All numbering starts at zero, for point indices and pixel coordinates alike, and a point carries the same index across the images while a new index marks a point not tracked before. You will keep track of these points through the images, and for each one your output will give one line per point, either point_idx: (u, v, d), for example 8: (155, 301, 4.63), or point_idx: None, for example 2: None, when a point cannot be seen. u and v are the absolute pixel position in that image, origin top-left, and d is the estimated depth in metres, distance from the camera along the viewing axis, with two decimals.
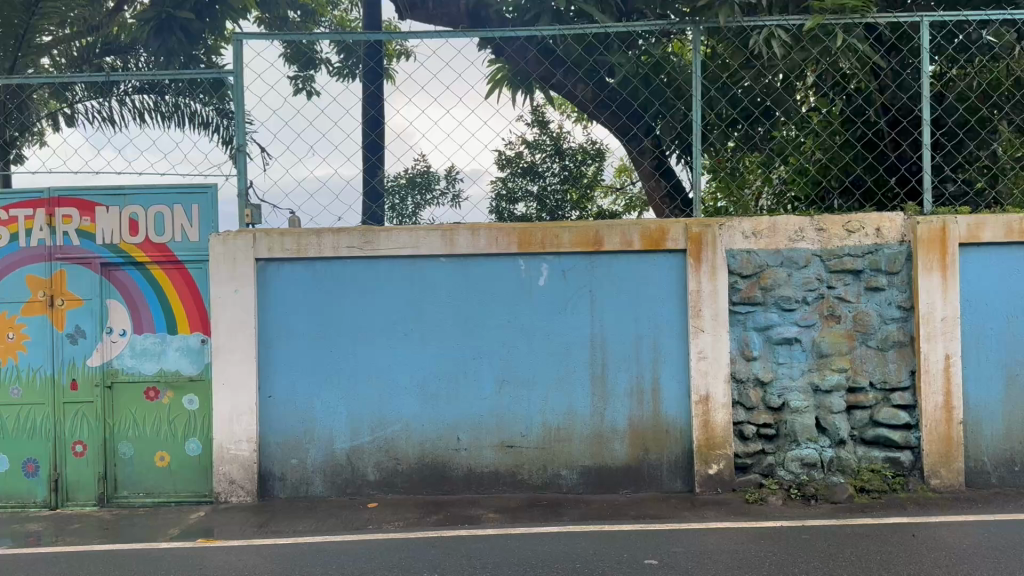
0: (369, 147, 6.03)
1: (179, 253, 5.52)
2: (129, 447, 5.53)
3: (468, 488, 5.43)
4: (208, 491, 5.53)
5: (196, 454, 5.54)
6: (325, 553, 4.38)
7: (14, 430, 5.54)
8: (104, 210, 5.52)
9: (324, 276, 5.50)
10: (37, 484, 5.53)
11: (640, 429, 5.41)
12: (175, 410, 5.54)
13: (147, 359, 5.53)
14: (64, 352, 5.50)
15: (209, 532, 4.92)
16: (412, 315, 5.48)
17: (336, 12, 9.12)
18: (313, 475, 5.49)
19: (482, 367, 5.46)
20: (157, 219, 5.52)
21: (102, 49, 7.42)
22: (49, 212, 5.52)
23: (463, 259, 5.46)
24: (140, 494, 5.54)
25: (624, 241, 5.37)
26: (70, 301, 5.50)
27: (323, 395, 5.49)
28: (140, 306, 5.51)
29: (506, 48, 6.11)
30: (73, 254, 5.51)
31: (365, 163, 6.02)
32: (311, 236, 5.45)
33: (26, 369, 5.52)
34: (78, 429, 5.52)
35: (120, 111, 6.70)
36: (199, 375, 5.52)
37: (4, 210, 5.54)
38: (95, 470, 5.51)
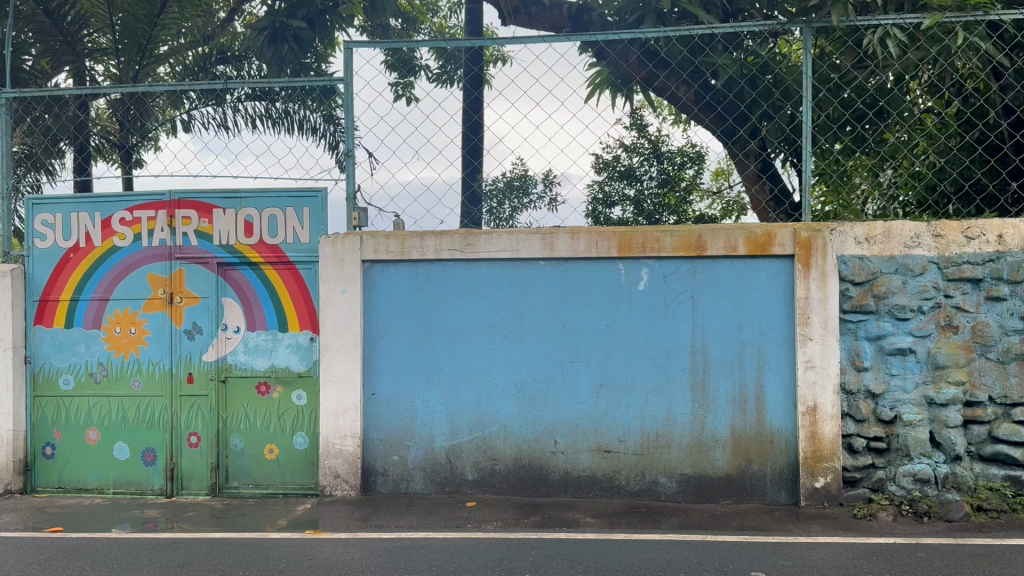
0: (470, 151, 6.12)
1: (291, 254, 5.73)
2: (241, 439, 5.77)
3: (564, 491, 5.44)
4: (313, 484, 5.71)
5: (303, 448, 5.73)
6: (428, 549, 4.45)
7: (135, 420, 5.85)
8: (221, 212, 5.78)
9: (426, 278, 5.60)
10: (155, 473, 5.84)
11: (742, 438, 5.30)
12: (284, 405, 5.74)
13: (259, 355, 5.75)
14: (182, 347, 5.79)
15: (315, 524, 5.08)
16: (510, 317, 5.52)
17: (434, 19, 9.36)
18: (413, 472, 5.60)
19: (579, 371, 5.45)
20: (271, 221, 5.74)
21: (216, 58, 7.75)
22: (169, 213, 5.81)
23: (564, 263, 5.47)
24: (250, 485, 5.77)
25: (729, 246, 5.27)
26: (188, 298, 5.78)
27: (424, 394, 5.59)
28: (252, 304, 5.75)
29: (608, 50, 6.06)
30: (192, 253, 5.78)
31: (466, 167, 6.12)
32: (415, 238, 5.56)
33: (146, 363, 5.83)
34: (193, 421, 5.79)
35: (234, 117, 7.03)
36: (307, 372, 5.72)
37: (128, 211, 5.86)
38: (208, 460, 5.77)
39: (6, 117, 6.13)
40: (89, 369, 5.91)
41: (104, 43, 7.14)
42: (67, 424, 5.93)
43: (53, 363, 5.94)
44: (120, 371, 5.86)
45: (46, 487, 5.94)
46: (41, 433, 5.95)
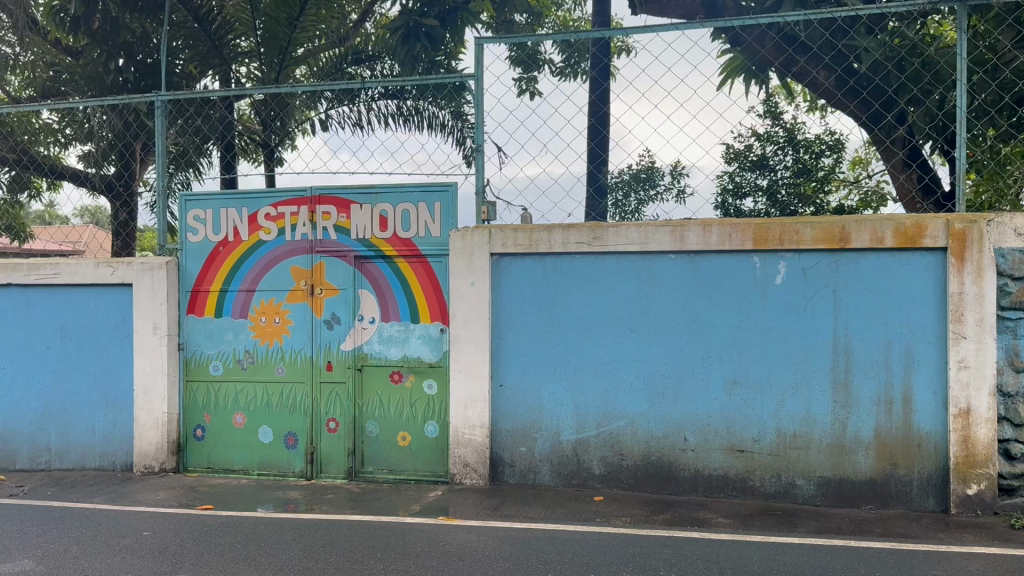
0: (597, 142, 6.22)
1: (423, 248, 5.92)
2: (375, 426, 6.03)
3: (694, 490, 5.35)
4: (444, 471, 5.89)
5: (434, 436, 5.92)
6: (559, 541, 4.49)
7: (278, 405, 6.21)
8: (358, 207, 6.03)
9: (555, 271, 5.62)
10: (296, 456, 6.17)
11: (887, 441, 5.06)
12: (416, 394, 5.96)
13: (393, 345, 5.99)
14: (322, 336, 6.11)
15: (447, 510, 5.22)
16: (640, 311, 5.46)
17: (559, 12, 9.37)
18: (541, 464, 5.64)
19: (711, 367, 5.34)
20: (404, 215, 5.95)
21: (350, 60, 8.08)
22: (310, 208, 6.12)
23: (696, 256, 5.37)
24: (384, 470, 6.01)
25: (875, 238, 5.02)
26: (328, 290, 6.09)
27: (551, 386, 5.61)
28: (387, 296, 6.00)
29: (743, 36, 6.13)
30: (331, 247, 6.08)
31: (594, 158, 6.10)
32: (543, 231, 5.59)
33: (289, 351, 6.19)
34: (332, 407, 6.10)
35: (368, 116, 7.41)
36: (438, 362, 5.91)
37: (272, 207, 6.20)
38: (346, 445, 6.06)
39: (163, 118, 6.56)
40: (236, 356, 6.29)
41: (250, 47, 7.49)
42: (216, 408, 6.33)
43: (204, 349, 6.35)
44: (264, 358, 6.24)
45: (197, 466, 6.35)
46: (192, 417, 6.37)
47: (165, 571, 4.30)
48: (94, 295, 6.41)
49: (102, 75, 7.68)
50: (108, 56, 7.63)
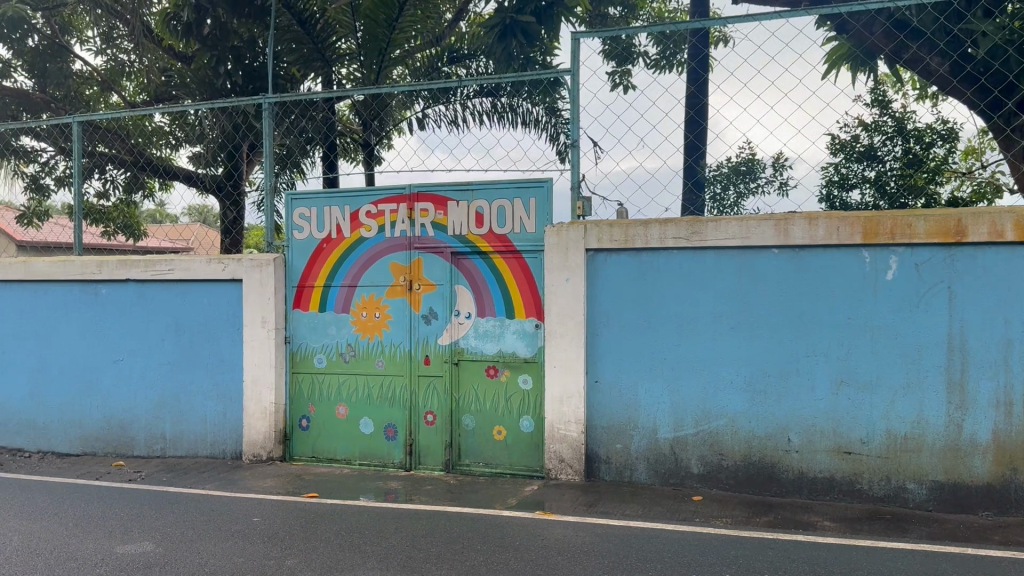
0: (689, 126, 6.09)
1: (518, 243, 5.96)
2: (472, 419, 6.12)
3: (798, 492, 5.21)
4: (539, 466, 5.92)
5: (530, 431, 5.96)
6: (658, 540, 4.45)
7: (378, 397, 6.40)
8: (455, 204, 6.12)
9: (652, 267, 5.56)
10: (396, 447, 6.34)
11: (1007, 445, 4.80)
12: (511, 388, 6.01)
13: (488, 340, 6.07)
14: (420, 331, 6.26)
15: (543, 505, 5.25)
16: (741, 308, 5.35)
17: (653, 4, 9.23)
18: (637, 461, 5.60)
19: (816, 366, 5.18)
20: (500, 211, 6.00)
21: (447, 58, 8.23)
22: (409, 206, 6.25)
23: (800, 252, 5.22)
24: (480, 463, 6.09)
25: (994, 231, 4.77)
26: (426, 285, 6.24)
27: (649, 383, 5.56)
28: (482, 291, 6.07)
29: (851, 24, 5.87)
30: (429, 243, 6.21)
31: (687, 146, 6.02)
32: (639, 227, 5.55)
33: (389, 345, 6.37)
34: (430, 400, 6.24)
35: (464, 113, 7.50)
36: (533, 357, 5.95)
37: (373, 205, 6.37)
38: (443, 438, 6.18)
39: (270, 119, 6.82)
40: (339, 349, 6.51)
41: (350, 49, 7.65)
42: (320, 399, 6.56)
43: (309, 343, 6.59)
44: (366, 351, 6.43)
45: (302, 456, 6.60)
46: (297, 407, 6.63)
47: (275, 558, 4.50)
48: (206, 290, 6.73)
49: (213, 79, 8.11)
50: (218, 61, 7.98)
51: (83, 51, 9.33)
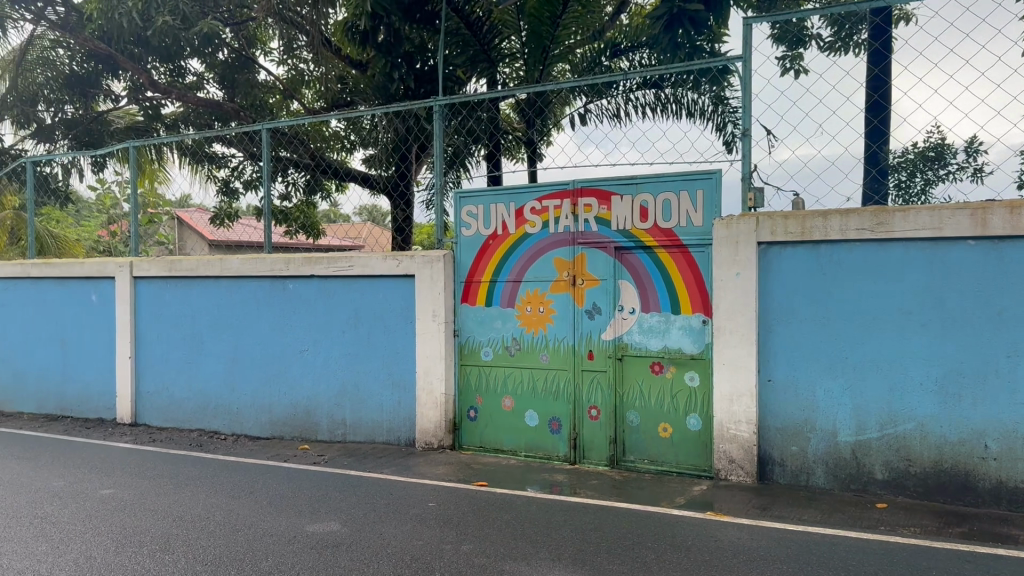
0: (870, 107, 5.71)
1: (684, 238, 5.82)
2: (637, 416, 6.05)
3: (997, 504, 4.79)
4: (707, 466, 5.77)
5: (697, 430, 5.82)
6: (839, 547, 4.23)
7: (543, 391, 6.46)
8: (619, 198, 6.07)
9: (830, 260, 5.28)
10: (560, 440, 6.38)
11: None
12: (678, 386, 5.89)
13: (653, 336, 5.98)
14: (583, 326, 6.26)
15: (713, 506, 5.12)
16: (930, 304, 4.97)
17: None
18: (814, 465, 5.34)
19: (1019, 368, 4.73)
20: (665, 205, 5.88)
21: (608, 53, 8.16)
22: (573, 201, 6.26)
23: (999, 243, 4.78)
24: (646, 461, 6.02)
25: None
26: (589, 280, 6.22)
27: (827, 383, 5.29)
28: (647, 286, 5.98)
29: None
30: (593, 238, 6.19)
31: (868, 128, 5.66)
32: (817, 219, 5.28)
33: (553, 339, 6.41)
34: (594, 395, 6.23)
35: (626, 106, 7.44)
36: (700, 354, 5.80)
37: (537, 201, 6.44)
38: (607, 433, 6.15)
39: (440, 121, 7.04)
40: (505, 343, 6.63)
41: (512, 48, 7.78)
42: (487, 391, 6.72)
43: (476, 336, 6.76)
44: (530, 345, 6.52)
45: (470, 446, 6.78)
46: (466, 398, 6.82)
47: (450, 543, 4.67)
48: (381, 285, 7.05)
49: (388, 85, 8.43)
50: (392, 67, 8.26)
51: (267, 62, 10.00)
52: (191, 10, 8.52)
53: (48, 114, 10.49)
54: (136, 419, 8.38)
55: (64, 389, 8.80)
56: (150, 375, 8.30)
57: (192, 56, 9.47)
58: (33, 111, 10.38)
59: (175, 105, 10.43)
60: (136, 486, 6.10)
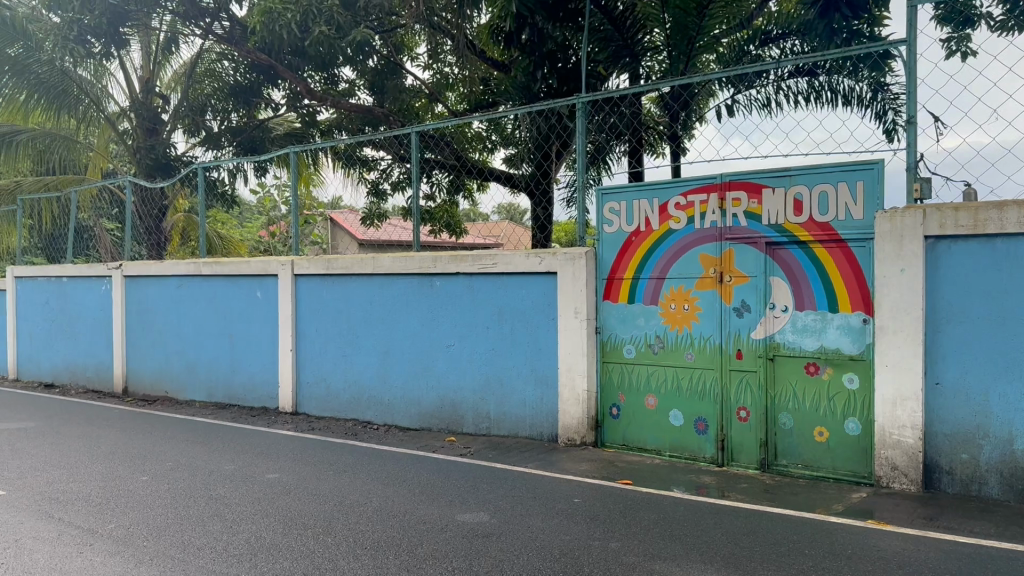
0: None
1: (843, 232, 5.55)
2: (790, 418, 5.83)
3: None
4: (867, 472, 5.48)
5: (856, 434, 5.54)
6: (1020, 564, 3.91)
7: (689, 390, 6.34)
8: (770, 191, 5.86)
9: (1007, 256, 4.89)
10: (707, 441, 6.24)
11: None
12: (834, 387, 5.63)
13: (808, 335, 5.74)
14: (731, 324, 6.10)
15: (874, 514, 4.86)
16: None
17: None
18: (987, 475, 4.98)
19: None
20: (821, 198, 5.63)
21: (757, 40, 7.94)
22: (720, 195, 6.11)
23: None
24: (799, 465, 5.79)
25: None
26: (738, 277, 6.05)
27: (1003, 387, 4.90)
28: (801, 283, 5.75)
29: None
30: (742, 234, 6.01)
31: None
32: (992, 210, 4.91)
33: (699, 338, 6.28)
34: (743, 396, 6.05)
35: (778, 96, 7.14)
36: (859, 355, 5.52)
37: (683, 196, 6.31)
38: (758, 435, 5.96)
39: (582, 118, 7.06)
40: (648, 341, 6.55)
41: (654, 42, 7.74)
42: (630, 389, 6.66)
43: (618, 334, 6.71)
44: (674, 344, 6.41)
45: (613, 444, 6.74)
46: (609, 396, 6.78)
47: (599, 539, 4.66)
48: (525, 282, 7.13)
49: (532, 85, 8.57)
50: (535, 66, 8.43)
51: (414, 67, 10.34)
52: (344, 20, 8.92)
53: (215, 121, 11.39)
54: (296, 408, 8.86)
55: (231, 379, 9.44)
56: (308, 367, 8.76)
57: (344, 64, 9.92)
58: (202, 120, 11.32)
59: (328, 111, 10.97)
60: (298, 471, 6.46)
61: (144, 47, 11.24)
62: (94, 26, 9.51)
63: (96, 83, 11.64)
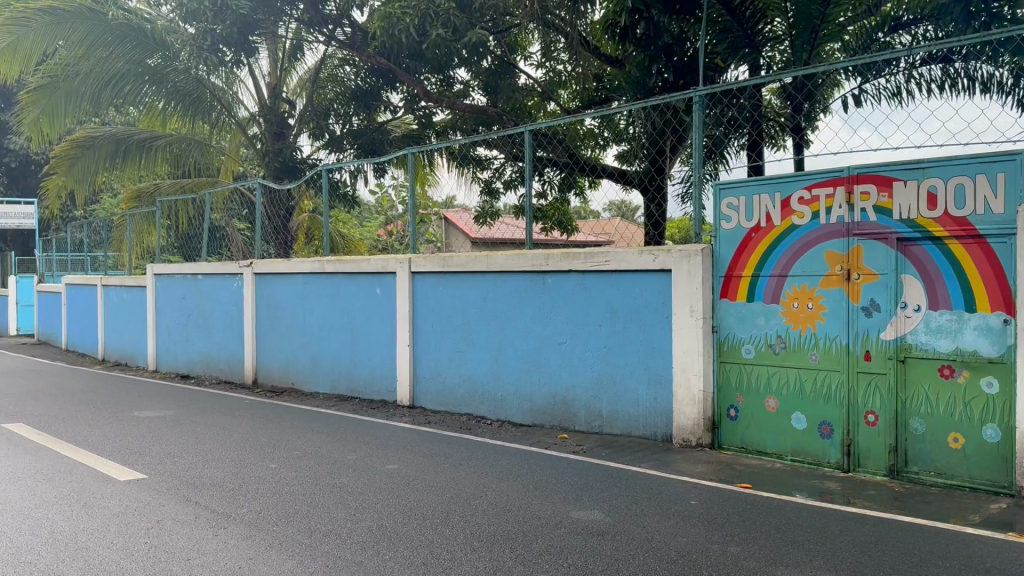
0: None
1: (982, 227, 5.22)
2: (922, 423, 5.53)
3: None
4: (1008, 482, 5.14)
5: (996, 441, 5.20)
6: None
7: (812, 392, 6.12)
8: (902, 184, 5.58)
9: None
10: (832, 446, 5.99)
11: None
12: (972, 392, 5.31)
13: (942, 336, 5.43)
14: (859, 324, 5.84)
15: (1016, 527, 4.54)
16: None
17: None
18: None
19: None
20: (958, 190, 5.30)
21: (888, 25, 7.65)
22: (848, 189, 5.85)
23: None
24: (931, 472, 5.47)
25: None
26: (866, 275, 5.78)
27: None
28: (935, 281, 5.44)
29: None
30: (871, 229, 5.74)
31: None
32: None
33: (823, 337, 6.05)
34: (870, 399, 5.78)
35: (908, 84, 6.93)
36: (1000, 358, 5.20)
37: (807, 190, 6.09)
38: (886, 441, 5.68)
39: (700, 112, 6.91)
40: (769, 340, 6.36)
41: (775, 31, 7.56)
42: (749, 390, 6.48)
43: (737, 333, 6.54)
44: (797, 344, 6.20)
45: (731, 446, 6.58)
46: (727, 396, 6.62)
47: (717, 543, 4.56)
48: (639, 279, 7.05)
49: (647, 80, 8.51)
50: (650, 61, 8.29)
51: (528, 66, 10.39)
52: (461, 22, 9.03)
53: (337, 125, 11.75)
54: (413, 401, 9.09)
55: (352, 372, 9.77)
56: (425, 361, 8.96)
57: (460, 65, 10.08)
58: (326, 124, 11.68)
59: (444, 112, 11.19)
60: (417, 463, 6.62)
61: (272, 55, 11.76)
62: (226, 35, 10.00)
63: (228, 90, 12.31)
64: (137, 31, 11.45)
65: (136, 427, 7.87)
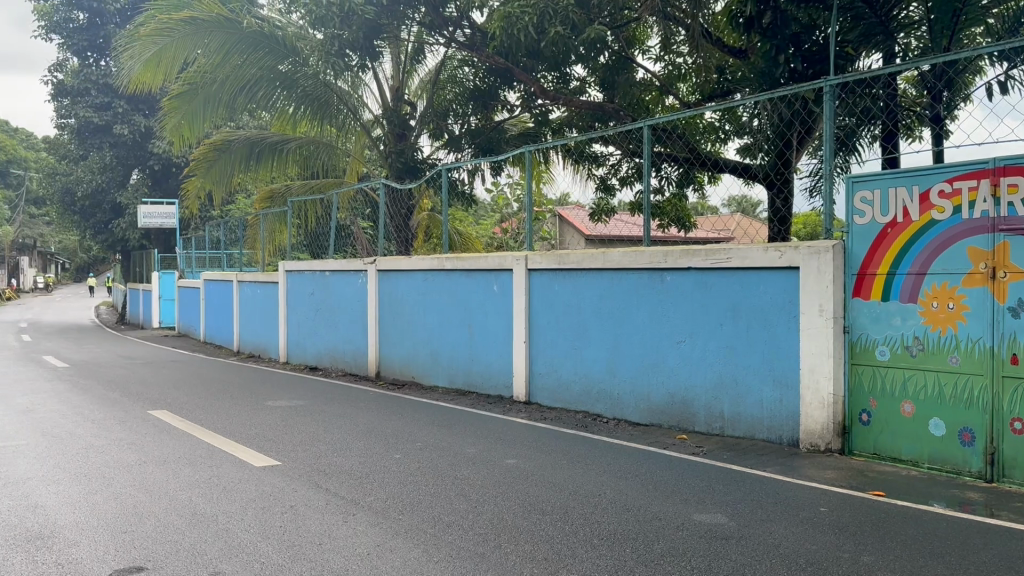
0: None
1: None
2: None
3: None
4: None
5: None
6: None
7: (952, 397, 5.78)
8: None
9: None
10: (973, 454, 5.64)
11: None
12: None
13: None
14: (1005, 325, 5.48)
15: None
16: None
17: None
18: None
19: None
20: None
21: None
22: (994, 181, 5.52)
23: None
24: None
25: None
26: (1014, 273, 5.42)
27: None
28: None
29: None
30: (1020, 224, 5.38)
31: None
32: None
33: (965, 339, 5.71)
34: (1018, 406, 5.41)
35: None
36: None
37: (947, 183, 5.78)
38: None
39: (830, 102, 6.66)
40: (904, 342, 6.05)
41: (909, 17, 7.53)
42: (883, 394, 6.17)
43: (870, 334, 6.24)
44: (937, 346, 5.87)
45: (862, 452, 6.29)
46: (857, 400, 6.33)
47: (849, 551, 4.37)
48: (763, 277, 6.84)
49: (773, 70, 8.25)
50: (778, 49, 7.96)
51: (646, 60, 10.29)
52: (579, 19, 9.01)
53: (456, 125, 12.08)
54: (529, 398, 9.14)
55: (470, 368, 9.93)
56: (541, 358, 9.00)
57: (578, 62, 10.09)
58: (445, 124, 12.07)
59: (560, 110, 11.22)
60: (536, 459, 6.66)
61: (394, 58, 12.09)
62: (352, 40, 10.33)
63: (354, 94, 12.70)
64: (270, 39, 11.98)
65: (268, 416, 8.26)
